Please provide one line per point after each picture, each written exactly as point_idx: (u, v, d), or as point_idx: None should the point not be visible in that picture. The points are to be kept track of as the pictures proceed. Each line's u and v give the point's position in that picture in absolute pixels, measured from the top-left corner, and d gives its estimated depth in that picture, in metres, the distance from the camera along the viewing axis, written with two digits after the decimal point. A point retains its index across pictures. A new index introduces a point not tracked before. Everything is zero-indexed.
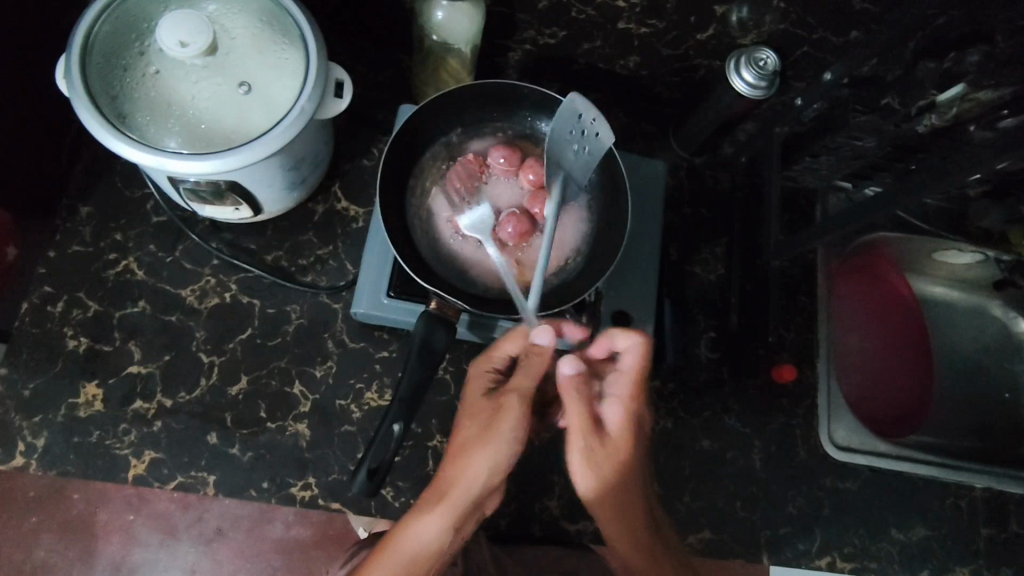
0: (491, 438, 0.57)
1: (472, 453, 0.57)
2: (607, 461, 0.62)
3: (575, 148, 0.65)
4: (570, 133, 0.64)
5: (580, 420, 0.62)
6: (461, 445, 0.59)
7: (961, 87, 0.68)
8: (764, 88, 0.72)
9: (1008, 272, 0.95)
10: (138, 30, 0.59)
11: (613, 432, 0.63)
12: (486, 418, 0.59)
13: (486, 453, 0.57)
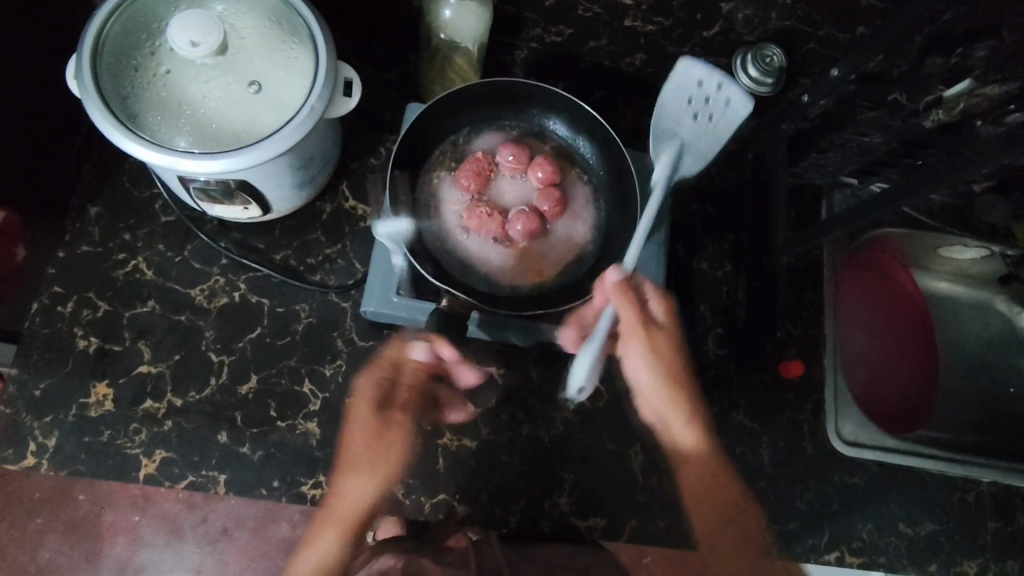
0: (380, 461, 0.60)
1: (366, 474, 0.60)
2: (663, 372, 0.65)
3: (695, 115, 0.69)
4: (692, 99, 0.69)
5: (631, 328, 0.63)
6: (356, 455, 0.61)
7: (968, 82, 0.69)
8: (769, 84, 0.80)
9: (1013, 267, 0.94)
10: (148, 29, 0.59)
11: (662, 343, 0.65)
12: (378, 434, 0.61)
13: (376, 469, 0.60)
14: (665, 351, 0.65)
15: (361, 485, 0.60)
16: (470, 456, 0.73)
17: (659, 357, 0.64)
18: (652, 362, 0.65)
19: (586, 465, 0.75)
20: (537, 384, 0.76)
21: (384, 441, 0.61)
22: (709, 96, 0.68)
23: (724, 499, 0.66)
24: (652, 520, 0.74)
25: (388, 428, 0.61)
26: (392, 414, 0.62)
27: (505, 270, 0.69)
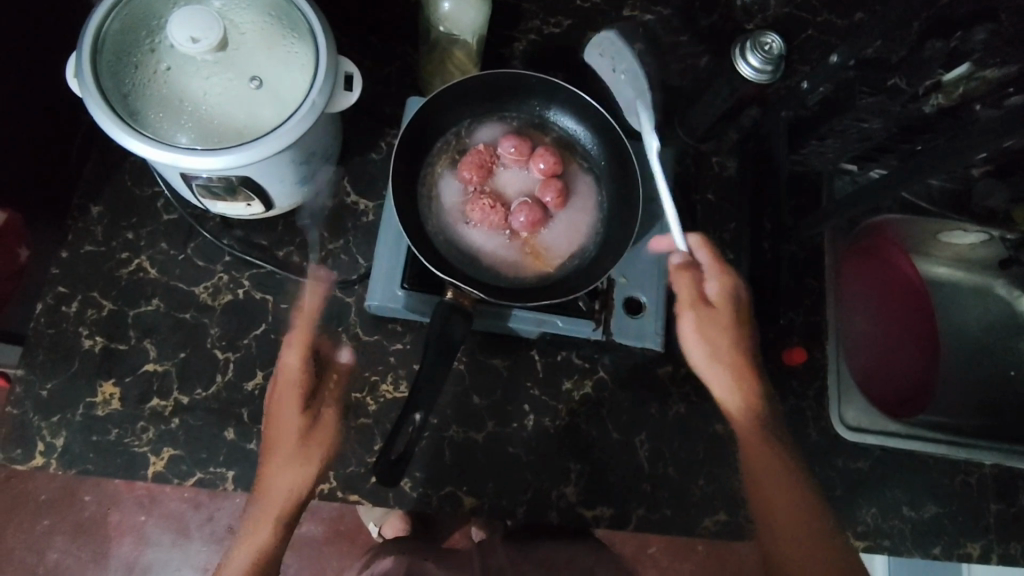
0: (304, 447, 0.65)
1: (294, 465, 0.64)
2: (714, 343, 0.73)
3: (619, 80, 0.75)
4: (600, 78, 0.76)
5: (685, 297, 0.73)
6: (280, 440, 0.64)
7: (968, 65, 0.71)
8: (770, 72, 0.72)
9: (1013, 251, 0.95)
10: (148, 27, 0.59)
11: (715, 316, 0.73)
12: (300, 429, 0.65)
13: (301, 456, 0.64)
14: (718, 323, 0.73)
15: (281, 472, 0.64)
16: (477, 448, 0.74)
17: (713, 329, 0.73)
18: (705, 334, 0.73)
19: (592, 454, 0.75)
20: (542, 375, 0.77)
21: (313, 433, 0.66)
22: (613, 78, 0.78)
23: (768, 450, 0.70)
24: (659, 508, 0.75)
25: (319, 422, 0.66)
26: (321, 408, 0.67)
27: (509, 261, 0.69)
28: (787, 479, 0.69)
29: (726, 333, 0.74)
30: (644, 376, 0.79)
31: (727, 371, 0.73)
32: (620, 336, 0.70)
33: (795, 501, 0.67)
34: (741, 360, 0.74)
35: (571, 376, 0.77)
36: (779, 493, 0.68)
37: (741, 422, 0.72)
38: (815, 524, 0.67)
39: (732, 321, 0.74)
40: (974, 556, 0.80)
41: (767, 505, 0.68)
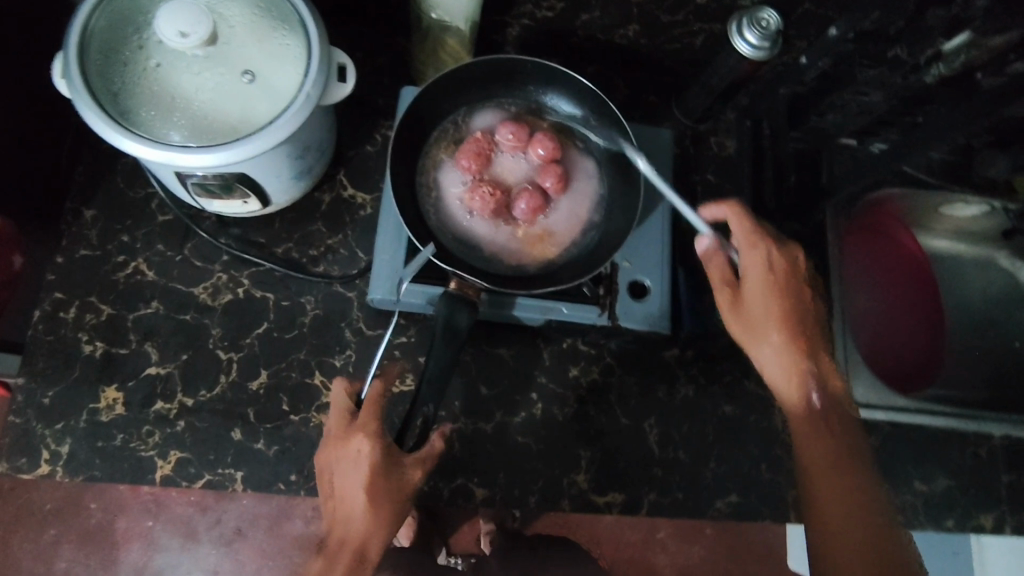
0: (384, 500, 0.55)
1: (381, 511, 0.55)
2: (772, 333, 0.60)
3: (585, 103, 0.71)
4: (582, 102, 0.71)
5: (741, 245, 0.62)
6: (355, 484, 0.55)
7: (966, 35, 0.67)
8: (767, 48, 0.71)
9: (1015, 221, 0.93)
10: (134, 23, 0.58)
11: (763, 296, 0.61)
12: (390, 481, 0.55)
13: (378, 514, 0.55)
14: (769, 301, 0.61)
15: (361, 520, 0.55)
16: (486, 438, 0.73)
17: (767, 317, 0.60)
18: (752, 323, 0.61)
19: (603, 441, 0.75)
20: (549, 363, 0.76)
21: (399, 490, 0.56)
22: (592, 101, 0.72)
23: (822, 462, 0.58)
24: (671, 492, 0.75)
25: (407, 478, 0.56)
26: (410, 466, 0.57)
27: (510, 250, 0.69)
28: (849, 497, 0.56)
29: (783, 313, 0.60)
30: (651, 360, 0.78)
31: (790, 364, 0.60)
32: (627, 321, 0.70)
33: (868, 522, 0.55)
34: (806, 341, 0.61)
35: (578, 363, 0.77)
36: (845, 519, 0.56)
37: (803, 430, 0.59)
38: (884, 550, 0.54)
39: (785, 294, 0.61)
40: (986, 527, 0.80)
41: (827, 533, 0.56)
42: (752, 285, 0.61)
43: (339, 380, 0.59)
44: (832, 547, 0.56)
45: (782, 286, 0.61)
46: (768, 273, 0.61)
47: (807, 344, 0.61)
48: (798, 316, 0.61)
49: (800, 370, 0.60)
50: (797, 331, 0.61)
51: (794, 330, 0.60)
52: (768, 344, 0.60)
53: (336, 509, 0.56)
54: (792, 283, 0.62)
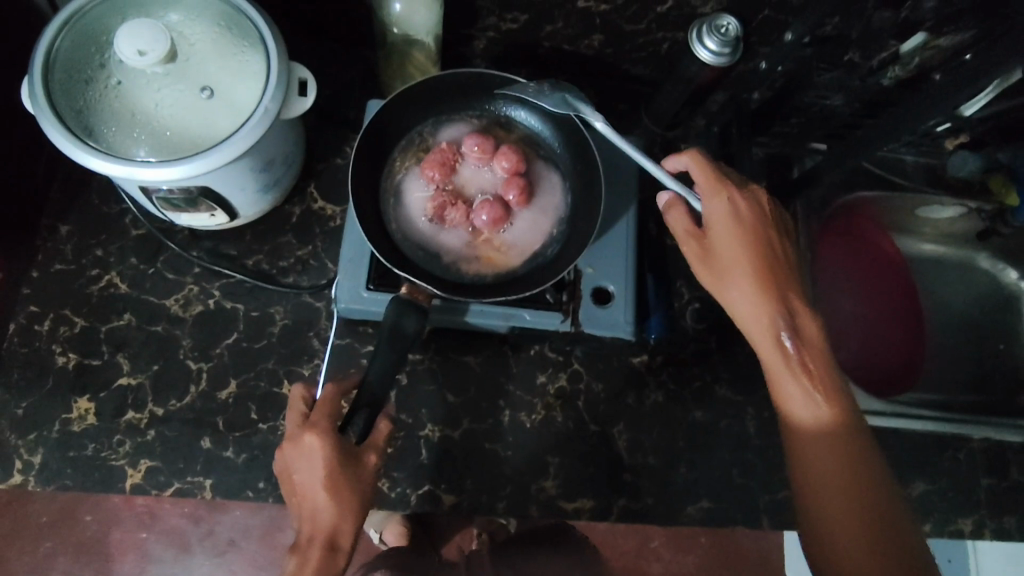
0: (345, 491, 0.56)
1: (343, 502, 0.55)
2: (739, 278, 0.60)
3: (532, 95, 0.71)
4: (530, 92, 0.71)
5: (703, 190, 0.62)
6: (314, 481, 0.56)
7: (923, 36, 0.68)
8: (728, 54, 0.71)
9: (990, 221, 0.94)
10: (98, 43, 0.60)
11: (728, 242, 0.61)
12: (348, 470, 0.56)
13: (341, 505, 0.55)
14: (734, 244, 0.60)
15: (327, 512, 0.55)
16: (454, 445, 0.74)
17: (732, 261, 0.60)
18: (721, 271, 0.61)
19: (572, 447, 0.75)
20: (517, 371, 0.77)
21: (358, 477, 0.57)
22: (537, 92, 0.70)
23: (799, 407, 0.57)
24: (640, 497, 0.74)
25: (364, 465, 0.58)
26: (365, 453, 0.58)
27: (471, 260, 0.69)
28: (832, 445, 0.55)
29: (749, 256, 0.60)
30: (620, 366, 0.79)
31: (761, 308, 0.59)
32: (589, 326, 0.70)
33: (851, 467, 0.54)
34: (776, 284, 0.60)
35: (546, 369, 0.78)
36: (829, 469, 0.54)
37: (780, 375, 0.58)
38: (866, 496, 0.53)
39: (750, 238, 0.61)
40: (965, 532, 0.79)
41: (810, 484, 0.55)
42: (716, 232, 0.61)
43: (295, 389, 0.61)
44: (814, 497, 0.55)
45: (747, 230, 0.61)
46: (731, 216, 0.61)
47: (779, 287, 0.59)
48: (766, 259, 0.60)
49: (769, 312, 0.59)
50: (766, 274, 0.60)
51: (762, 272, 0.60)
52: (738, 289, 0.60)
53: (301, 509, 0.56)
54: (757, 228, 0.61)
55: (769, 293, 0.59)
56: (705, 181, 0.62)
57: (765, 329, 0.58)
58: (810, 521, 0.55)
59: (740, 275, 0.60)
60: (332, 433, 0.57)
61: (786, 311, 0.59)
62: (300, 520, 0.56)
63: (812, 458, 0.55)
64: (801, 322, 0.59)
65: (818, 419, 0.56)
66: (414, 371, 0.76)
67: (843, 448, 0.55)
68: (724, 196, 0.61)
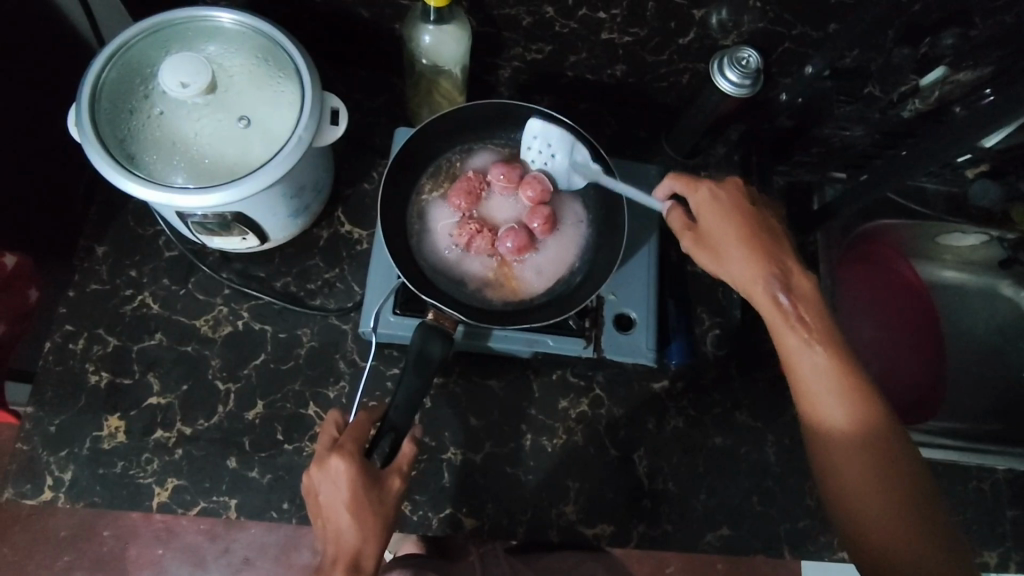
0: (369, 514, 0.56)
1: (367, 525, 0.56)
2: (740, 262, 0.59)
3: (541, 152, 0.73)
4: (543, 151, 0.73)
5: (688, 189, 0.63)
6: (338, 505, 0.57)
7: (943, 69, 0.71)
8: (749, 86, 0.72)
9: (1012, 251, 0.95)
10: (143, 75, 0.63)
11: (722, 231, 0.61)
12: (371, 495, 0.57)
13: (364, 528, 0.56)
14: (727, 228, 0.61)
15: (350, 534, 0.55)
16: (476, 469, 0.74)
17: (732, 251, 0.59)
18: (724, 262, 0.60)
19: (592, 472, 0.76)
20: (539, 396, 0.78)
21: (381, 501, 0.58)
22: (549, 148, 0.72)
23: (819, 389, 0.55)
24: (660, 524, 0.74)
25: (387, 489, 0.58)
26: (388, 477, 0.59)
27: (495, 284, 0.71)
28: (856, 427, 0.54)
29: (742, 235, 0.60)
30: (641, 391, 0.79)
31: (765, 290, 0.58)
32: (612, 353, 0.70)
33: (876, 444, 0.53)
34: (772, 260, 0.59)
35: (568, 395, 0.78)
36: (857, 455, 0.53)
37: (797, 359, 0.56)
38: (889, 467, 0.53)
39: (742, 221, 0.61)
40: (990, 564, 0.78)
41: (839, 472, 0.54)
42: (708, 221, 0.61)
43: (329, 413, 0.62)
44: (844, 487, 0.54)
45: (737, 214, 0.61)
46: (719, 205, 0.62)
47: (777, 264, 0.59)
48: (761, 239, 0.60)
49: (772, 292, 0.58)
50: (762, 253, 0.59)
51: (757, 251, 0.59)
52: (741, 275, 0.59)
53: (325, 532, 0.57)
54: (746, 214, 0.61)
55: (770, 272, 0.58)
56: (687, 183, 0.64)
57: (775, 312, 0.57)
58: (845, 509, 0.54)
59: (741, 258, 0.59)
60: (360, 457, 0.58)
61: (784, 286, 0.58)
62: (324, 543, 0.57)
63: (836, 443, 0.54)
64: (802, 294, 0.58)
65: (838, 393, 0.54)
66: (437, 394, 0.77)
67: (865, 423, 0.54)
68: (709, 191, 0.62)
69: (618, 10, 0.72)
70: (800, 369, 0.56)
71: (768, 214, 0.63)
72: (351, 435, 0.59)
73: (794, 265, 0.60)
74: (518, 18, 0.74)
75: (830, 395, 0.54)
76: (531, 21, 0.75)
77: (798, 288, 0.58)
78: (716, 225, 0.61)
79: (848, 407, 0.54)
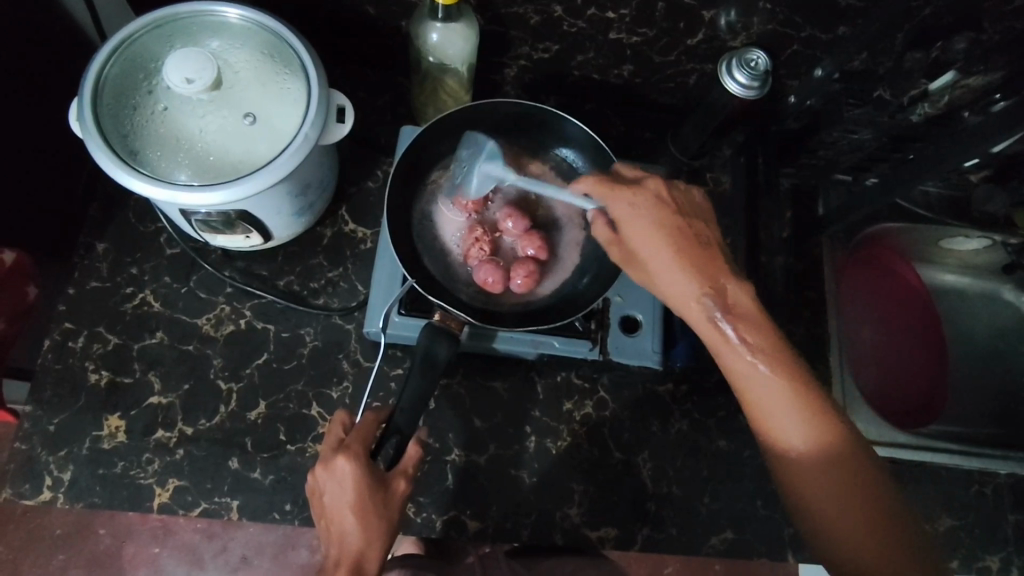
0: (373, 515, 0.56)
1: (372, 525, 0.56)
2: (661, 265, 0.55)
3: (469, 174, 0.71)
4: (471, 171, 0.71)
5: (603, 192, 0.59)
6: (342, 507, 0.56)
7: (952, 75, 0.71)
8: (757, 88, 0.72)
9: (1016, 256, 0.94)
10: (147, 69, 0.62)
11: (646, 246, 0.56)
12: (377, 497, 0.57)
13: (369, 527, 0.55)
14: (652, 238, 0.56)
15: (355, 535, 0.55)
16: (479, 471, 0.74)
17: (660, 267, 0.55)
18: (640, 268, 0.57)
19: (596, 474, 0.75)
20: (543, 397, 0.77)
21: (386, 504, 0.57)
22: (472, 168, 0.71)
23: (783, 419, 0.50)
24: (664, 527, 0.74)
25: (392, 491, 0.58)
26: (394, 479, 0.58)
27: (481, 291, 0.69)
28: (817, 441, 0.50)
29: (670, 249, 0.55)
30: (645, 394, 0.79)
31: (683, 286, 0.54)
32: (618, 356, 0.70)
33: (852, 475, 0.49)
34: (702, 269, 0.54)
35: (572, 397, 0.78)
36: (827, 483, 0.49)
37: (747, 386, 0.52)
38: (857, 485, 0.49)
39: (667, 225, 0.56)
40: (993, 569, 0.78)
41: (810, 506, 0.51)
42: (631, 233, 0.57)
43: (336, 413, 0.62)
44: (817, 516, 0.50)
45: (666, 219, 0.56)
46: (635, 215, 0.57)
47: (700, 263, 0.55)
48: (680, 228, 0.56)
49: (695, 297, 0.54)
50: (692, 263, 0.55)
51: (687, 262, 0.55)
52: (676, 290, 0.55)
53: (328, 532, 0.57)
54: (672, 218, 0.56)
55: (695, 277, 0.54)
56: (603, 192, 0.59)
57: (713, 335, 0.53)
58: (820, 541, 0.51)
59: (657, 256, 0.55)
60: (367, 457, 0.58)
61: (717, 299, 0.53)
62: (328, 544, 0.56)
63: (802, 471, 0.50)
64: (737, 309, 0.53)
65: (800, 425, 0.50)
66: (441, 395, 0.76)
67: (829, 442, 0.50)
68: (627, 201, 0.57)
69: (627, 10, 0.71)
70: (756, 392, 0.51)
71: (685, 200, 0.58)
72: (357, 435, 0.59)
73: (709, 254, 0.56)
74: (527, 17, 0.73)
75: (794, 427, 0.50)
76: (538, 20, 0.74)
77: (736, 308, 0.53)
78: (640, 238, 0.56)
79: (813, 438, 0.50)
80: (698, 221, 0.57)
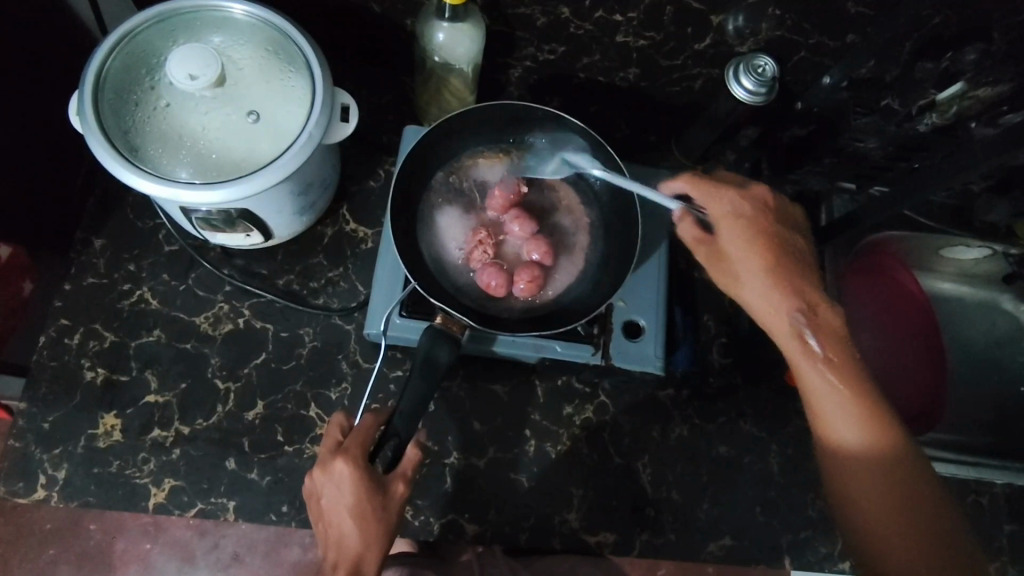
0: (371, 518, 0.55)
1: (371, 527, 0.55)
2: (751, 266, 0.60)
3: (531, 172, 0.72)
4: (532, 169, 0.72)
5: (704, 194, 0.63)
6: (339, 510, 0.56)
7: (961, 85, 0.71)
8: (763, 94, 0.71)
9: (1016, 266, 0.94)
10: (149, 65, 0.61)
11: (739, 245, 0.61)
12: (375, 500, 0.56)
13: (367, 530, 0.55)
14: (749, 238, 0.61)
15: (354, 537, 0.55)
16: (478, 474, 0.73)
17: (748, 268, 0.60)
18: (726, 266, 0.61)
19: (596, 479, 0.75)
20: (542, 401, 0.77)
21: (384, 506, 0.57)
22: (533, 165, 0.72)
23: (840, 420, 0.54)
24: (662, 533, 0.74)
25: (391, 494, 0.57)
26: (393, 483, 0.58)
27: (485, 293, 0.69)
28: (875, 442, 0.54)
29: (763, 252, 0.60)
30: (646, 400, 0.78)
31: (772, 289, 0.59)
32: (620, 360, 0.70)
33: (909, 480, 0.53)
34: (790, 276, 0.59)
35: (572, 401, 0.77)
36: (877, 480, 0.53)
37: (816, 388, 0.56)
38: (905, 486, 0.53)
39: (762, 231, 0.61)
40: None
41: (862, 506, 0.54)
42: (725, 231, 0.62)
43: (334, 415, 0.61)
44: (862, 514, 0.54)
45: (762, 226, 0.61)
46: (737, 213, 0.62)
47: (792, 272, 0.60)
48: (775, 237, 0.61)
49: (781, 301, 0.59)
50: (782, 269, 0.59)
51: (777, 268, 0.59)
52: (762, 295, 0.59)
53: (327, 536, 0.57)
54: (765, 226, 0.61)
55: (785, 281, 0.59)
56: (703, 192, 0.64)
57: (792, 338, 0.58)
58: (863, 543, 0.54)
59: (752, 254, 0.60)
60: (365, 461, 0.57)
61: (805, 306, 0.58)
62: (326, 545, 0.57)
63: (855, 468, 0.54)
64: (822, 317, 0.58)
65: (862, 426, 0.54)
66: (441, 398, 0.75)
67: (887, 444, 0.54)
68: (731, 202, 0.63)
69: (635, 12, 0.71)
70: (823, 394, 0.56)
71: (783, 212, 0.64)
72: (356, 437, 0.58)
73: (800, 264, 0.61)
74: (533, 18, 0.73)
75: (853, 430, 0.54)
76: (545, 21, 0.73)
77: (819, 316, 0.58)
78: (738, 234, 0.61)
79: (875, 444, 0.54)
80: (788, 230, 0.63)
